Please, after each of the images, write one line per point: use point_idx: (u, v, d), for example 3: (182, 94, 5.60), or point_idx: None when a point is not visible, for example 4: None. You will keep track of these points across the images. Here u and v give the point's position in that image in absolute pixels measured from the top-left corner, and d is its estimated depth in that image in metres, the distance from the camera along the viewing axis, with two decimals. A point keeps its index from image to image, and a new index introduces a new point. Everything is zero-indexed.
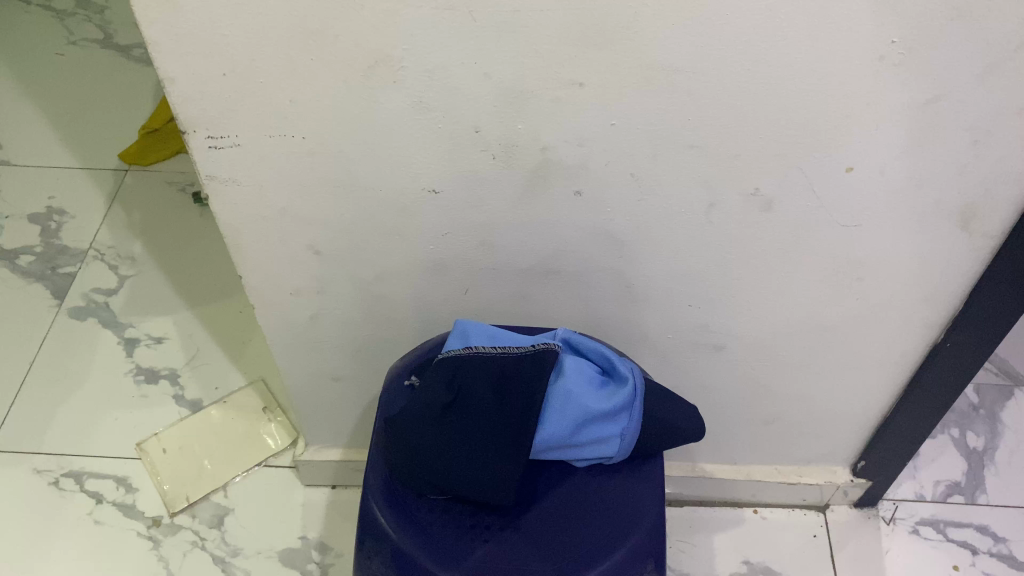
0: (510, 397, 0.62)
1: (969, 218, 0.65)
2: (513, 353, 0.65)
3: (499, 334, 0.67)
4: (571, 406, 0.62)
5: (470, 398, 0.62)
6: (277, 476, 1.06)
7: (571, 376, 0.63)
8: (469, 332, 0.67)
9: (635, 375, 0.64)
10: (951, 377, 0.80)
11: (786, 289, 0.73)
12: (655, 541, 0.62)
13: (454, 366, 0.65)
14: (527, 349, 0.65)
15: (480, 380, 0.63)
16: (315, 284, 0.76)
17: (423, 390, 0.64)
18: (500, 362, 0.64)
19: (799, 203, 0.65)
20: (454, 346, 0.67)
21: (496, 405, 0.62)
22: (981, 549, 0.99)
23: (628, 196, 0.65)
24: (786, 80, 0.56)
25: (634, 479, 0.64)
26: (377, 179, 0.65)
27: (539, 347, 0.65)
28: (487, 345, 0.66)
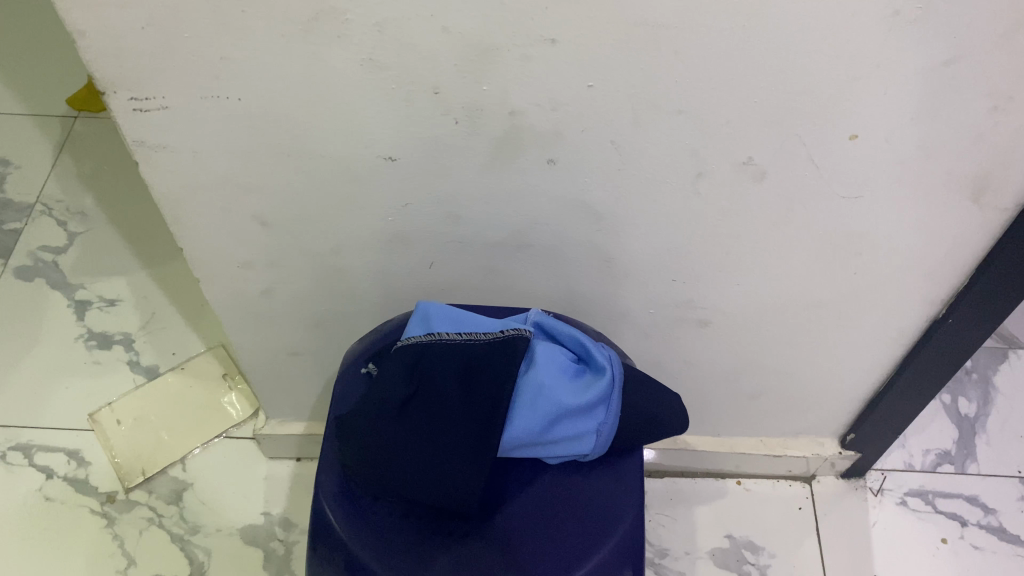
0: (475, 391, 0.56)
1: (982, 189, 0.59)
2: (480, 341, 0.59)
3: (466, 318, 0.61)
4: (542, 400, 0.56)
5: (431, 392, 0.57)
6: (239, 448, 1.01)
7: (543, 367, 0.58)
8: (431, 316, 0.61)
9: (613, 365, 0.59)
10: (949, 354, 0.75)
11: (778, 265, 0.67)
12: (633, 545, 0.57)
13: (416, 355, 0.59)
14: (495, 338, 0.59)
15: (443, 371, 0.58)
16: (264, 258, 0.69)
17: (381, 382, 0.58)
18: (464, 353, 0.58)
19: (797, 173, 0.59)
20: (416, 331, 0.61)
21: (459, 400, 0.56)
22: (970, 521, 0.96)
23: (607, 164, 0.58)
24: (787, 38, 0.49)
25: (610, 476, 0.59)
26: (327, 145, 0.58)
27: (508, 335, 0.59)
28: (451, 331, 0.60)
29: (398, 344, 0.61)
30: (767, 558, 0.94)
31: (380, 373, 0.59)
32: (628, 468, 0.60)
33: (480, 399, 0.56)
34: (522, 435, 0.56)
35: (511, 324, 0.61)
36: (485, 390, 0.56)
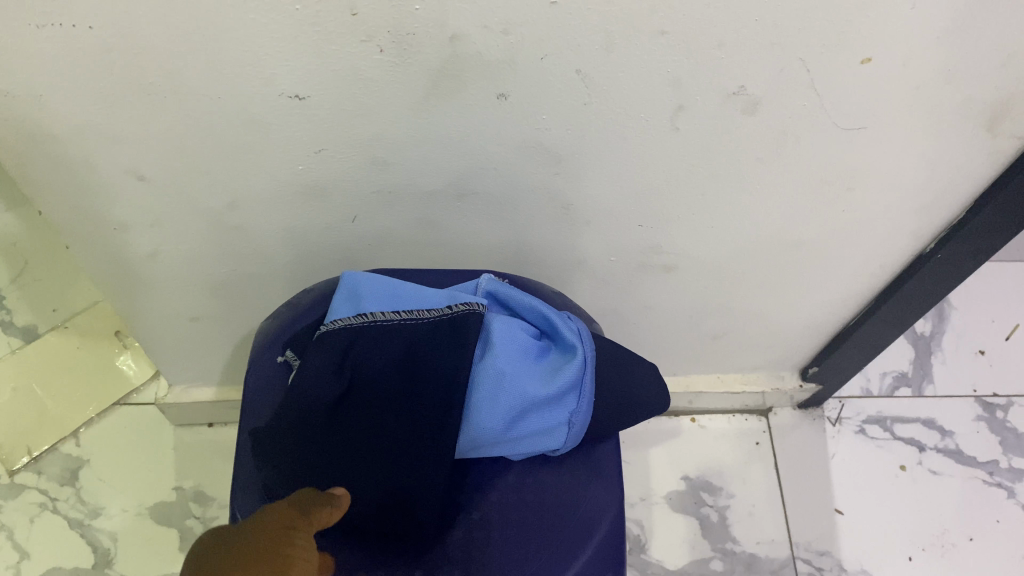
0: (424, 385, 0.48)
1: (1000, 117, 0.51)
2: (422, 320, 0.51)
3: (405, 293, 0.52)
4: (502, 394, 0.48)
5: (369, 388, 0.48)
6: (141, 414, 0.89)
7: (502, 352, 0.49)
8: (361, 292, 0.52)
9: (582, 343, 0.51)
10: (931, 289, 0.69)
11: (758, 205, 0.59)
12: (615, 546, 0.51)
13: (348, 342, 0.50)
14: (442, 316, 0.51)
15: (384, 362, 0.49)
16: (149, 217, 0.57)
17: (305, 376, 0.49)
18: (407, 336, 0.50)
19: (793, 106, 0.49)
20: (346, 311, 0.51)
21: (404, 397, 0.48)
22: (928, 446, 0.93)
23: (571, 98, 0.48)
24: None
25: (580, 472, 0.52)
26: (215, 82, 0.46)
27: (458, 313, 0.50)
28: (389, 311, 0.51)
29: (325, 327, 0.51)
30: (725, 499, 0.90)
31: (303, 365, 0.49)
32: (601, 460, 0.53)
33: (430, 395, 0.48)
34: (482, 436, 0.48)
35: (460, 297, 0.52)
36: (434, 384, 0.48)
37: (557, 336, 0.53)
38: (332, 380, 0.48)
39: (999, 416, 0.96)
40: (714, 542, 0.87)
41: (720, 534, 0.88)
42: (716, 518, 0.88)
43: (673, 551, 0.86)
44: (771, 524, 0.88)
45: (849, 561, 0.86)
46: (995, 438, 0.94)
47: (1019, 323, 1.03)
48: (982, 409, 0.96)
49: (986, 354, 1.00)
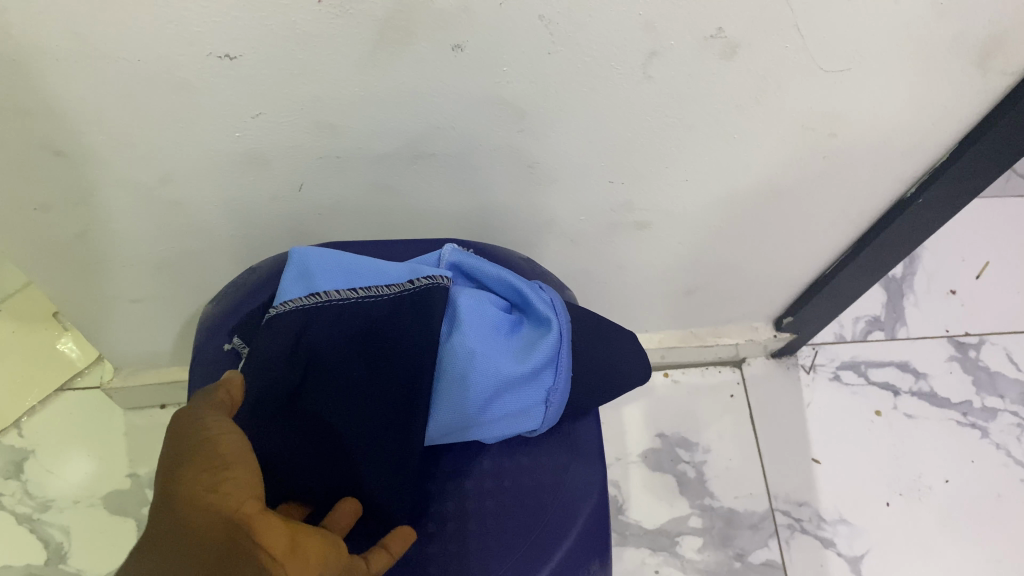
0: (386, 369, 0.45)
1: (991, 52, 0.47)
2: (381, 298, 0.47)
3: (362, 269, 0.48)
4: (473, 373, 0.46)
5: (325, 375, 0.45)
6: (87, 399, 0.84)
7: (471, 328, 0.47)
8: (313, 269, 0.48)
9: (556, 316, 0.49)
10: (911, 235, 0.67)
11: (734, 156, 0.55)
12: (597, 535, 0.50)
13: (301, 325, 0.46)
14: (404, 291, 0.47)
15: (342, 346, 0.46)
16: (72, 195, 0.52)
17: (255, 367, 0.45)
18: (364, 315, 0.46)
19: (775, 47, 0.45)
20: (297, 292, 0.47)
21: (366, 383, 0.45)
22: (902, 389, 0.92)
23: (533, 47, 0.43)
24: None
25: (552, 459, 0.50)
26: (130, 41, 0.40)
27: (421, 287, 0.47)
28: (346, 289, 0.47)
29: (273, 310, 0.47)
30: (701, 454, 0.88)
31: (253, 354, 0.46)
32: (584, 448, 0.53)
33: (394, 379, 0.45)
34: (455, 420, 0.46)
35: (423, 270, 0.48)
36: (398, 367, 0.45)
37: (530, 307, 0.50)
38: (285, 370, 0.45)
39: (972, 355, 0.95)
40: (692, 499, 0.85)
41: (698, 491, 0.86)
42: (693, 475, 0.87)
43: (651, 510, 0.85)
44: (749, 477, 0.87)
45: (827, 510, 0.85)
46: (968, 378, 0.93)
47: (990, 261, 1.02)
48: (954, 349, 0.95)
49: (957, 294, 0.99)
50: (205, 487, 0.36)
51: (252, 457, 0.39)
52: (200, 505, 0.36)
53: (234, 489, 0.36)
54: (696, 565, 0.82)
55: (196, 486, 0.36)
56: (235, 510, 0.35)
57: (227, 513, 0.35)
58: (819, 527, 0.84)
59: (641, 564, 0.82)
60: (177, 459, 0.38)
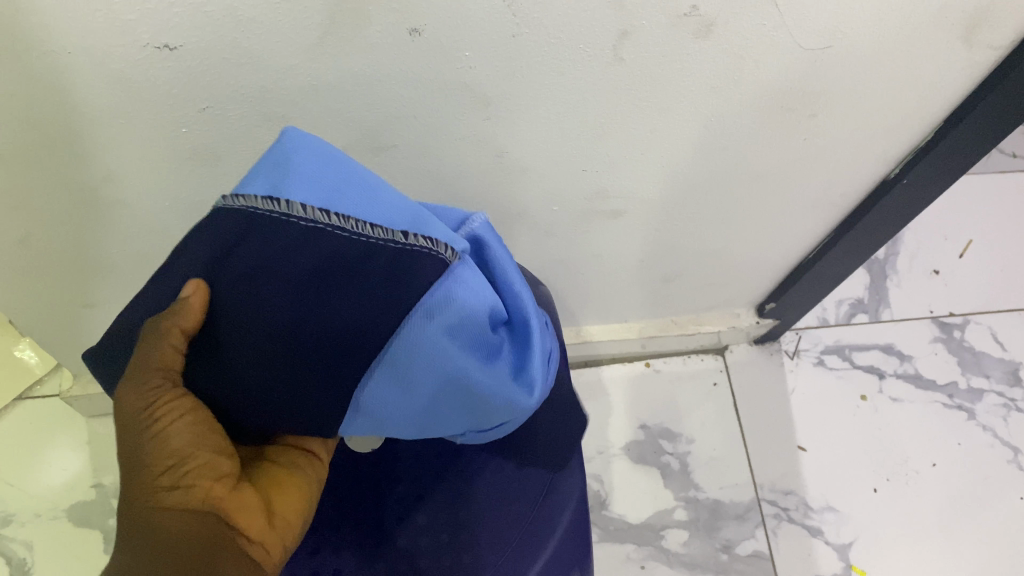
0: (310, 325, 0.36)
1: (976, 25, 0.45)
2: (368, 236, 0.37)
3: (344, 181, 0.38)
4: (421, 374, 0.37)
5: (233, 315, 0.36)
6: (47, 408, 0.81)
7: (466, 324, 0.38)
8: (294, 155, 0.38)
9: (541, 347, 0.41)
10: (894, 217, 0.65)
11: (711, 138, 0.53)
12: (577, 542, 0.52)
13: (240, 231, 0.37)
14: (390, 242, 0.37)
15: (276, 276, 0.36)
16: (11, 198, 0.49)
17: (184, 266, 0.39)
18: (335, 247, 0.36)
19: (752, 25, 0.43)
20: (262, 189, 0.37)
21: (276, 342, 0.36)
22: (887, 372, 0.91)
23: (494, 30, 0.41)
24: None
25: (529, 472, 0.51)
26: (57, 33, 0.37)
27: (415, 249, 0.37)
28: (315, 208, 0.36)
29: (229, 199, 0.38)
30: (685, 445, 0.86)
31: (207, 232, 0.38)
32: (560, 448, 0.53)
33: (314, 343, 0.36)
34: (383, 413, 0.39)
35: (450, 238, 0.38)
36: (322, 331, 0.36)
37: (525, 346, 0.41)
38: (211, 277, 0.37)
39: (956, 336, 0.94)
40: (677, 490, 0.83)
41: (682, 482, 0.84)
42: (676, 466, 0.85)
43: (635, 503, 0.83)
44: (734, 466, 0.85)
45: (814, 498, 0.83)
46: (953, 359, 0.92)
47: (972, 240, 1.01)
48: (938, 330, 0.94)
49: (940, 273, 0.98)
50: (166, 486, 0.38)
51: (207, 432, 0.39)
52: (166, 509, 0.38)
53: (196, 484, 0.38)
54: (681, 558, 0.80)
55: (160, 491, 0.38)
56: (203, 503, 0.38)
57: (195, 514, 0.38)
58: (806, 516, 0.82)
59: (627, 559, 0.80)
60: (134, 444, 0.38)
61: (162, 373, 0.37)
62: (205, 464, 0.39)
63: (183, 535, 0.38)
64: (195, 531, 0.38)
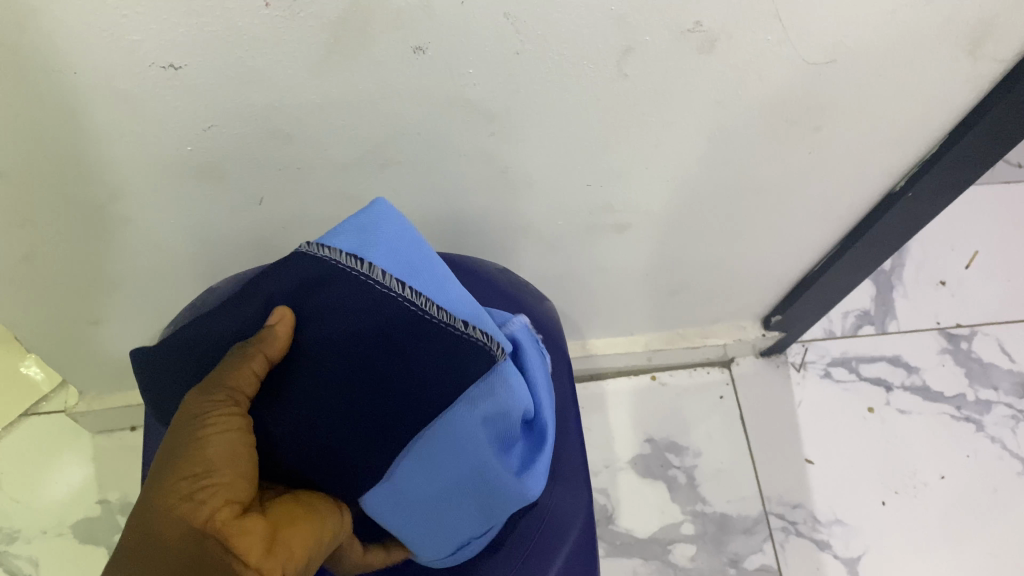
0: (368, 387, 0.42)
1: (980, 38, 0.45)
2: (433, 315, 0.43)
3: (425, 270, 0.44)
4: (450, 445, 0.43)
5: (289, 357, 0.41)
6: (52, 425, 0.81)
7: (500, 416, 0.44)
8: (376, 223, 0.43)
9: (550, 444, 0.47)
10: (900, 229, 0.64)
11: (716, 150, 0.53)
12: (584, 561, 0.51)
13: (320, 278, 0.42)
14: (451, 328, 0.43)
15: (345, 327, 0.42)
16: (17, 217, 0.49)
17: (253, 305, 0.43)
18: (401, 320, 0.42)
19: (755, 40, 0.43)
20: (348, 244, 0.42)
21: (329, 395, 0.41)
22: (895, 384, 0.90)
23: (499, 47, 0.41)
24: None
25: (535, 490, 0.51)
26: (61, 53, 0.37)
27: (473, 339, 0.43)
28: (393, 276, 0.42)
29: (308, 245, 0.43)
30: (692, 458, 0.86)
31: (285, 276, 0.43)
32: (563, 465, 0.54)
33: (362, 406, 0.41)
34: (409, 484, 0.44)
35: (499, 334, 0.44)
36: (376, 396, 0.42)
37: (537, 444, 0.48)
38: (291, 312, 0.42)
39: (963, 347, 0.93)
40: (684, 504, 0.83)
41: (689, 496, 0.84)
42: (683, 480, 0.84)
43: (642, 517, 0.82)
44: (741, 479, 0.84)
45: (822, 511, 0.82)
46: (961, 371, 0.92)
47: (978, 251, 1.00)
48: (946, 341, 0.93)
49: (947, 284, 0.98)
50: (179, 494, 0.35)
51: (239, 457, 0.38)
52: (172, 514, 0.35)
53: (211, 494, 0.35)
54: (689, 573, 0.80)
55: (171, 494, 0.35)
56: (210, 517, 0.35)
57: (198, 526, 0.35)
58: (814, 529, 0.82)
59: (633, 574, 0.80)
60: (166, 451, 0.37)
61: (224, 394, 0.39)
62: (227, 478, 0.36)
63: (181, 547, 0.35)
64: (196, 545, 0.35)
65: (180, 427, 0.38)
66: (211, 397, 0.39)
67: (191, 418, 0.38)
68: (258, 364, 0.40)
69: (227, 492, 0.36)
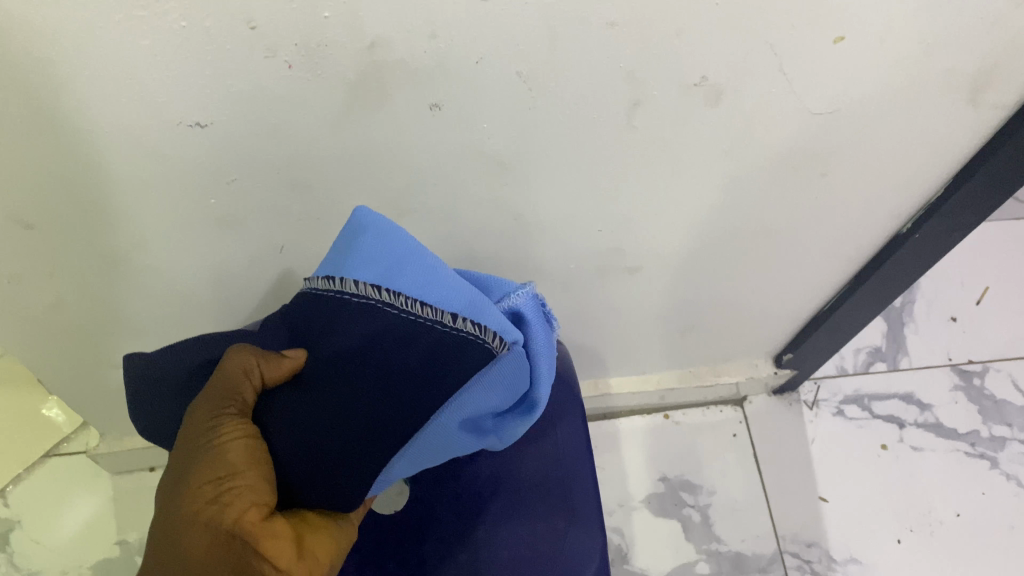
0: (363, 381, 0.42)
1: (981, 88, 0.46)
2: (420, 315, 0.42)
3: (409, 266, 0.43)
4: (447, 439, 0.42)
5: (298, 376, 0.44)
6: (73, 465, 0.82)
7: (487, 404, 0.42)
8: (363, 236, 0.44)
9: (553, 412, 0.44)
10: (908, 269, 0.65)
11: (725, 194, 0.54)
12: None
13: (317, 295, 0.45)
14: (439, 324, 0.42)
15: (339, 339, 0.43)
16: (47, 267, 0.50)
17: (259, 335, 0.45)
18: (387, 323, 0.42)
19: (760, 92, 0.44)
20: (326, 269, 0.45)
21: (327, 398, 0.42)
22: (908, 422, 0.90)
23: (512, 102, 0.42)
24: None
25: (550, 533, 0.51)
26: (93, 113, 0.39)
27: (461, 331, 0.42)
28: (369, 283, 0.43)
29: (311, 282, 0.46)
30: (706, 497, 0.86)
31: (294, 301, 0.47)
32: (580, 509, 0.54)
33: (355, 408, 0.41)
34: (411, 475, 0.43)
35: (504, 325, 0.42)
36: (371, 388, 0.42)
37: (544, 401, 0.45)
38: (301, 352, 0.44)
39: (976, 384, 0.93)
40: (699, 543, 0.83)
41: (704, 534, 0.84)
42: (698, 518, 0.85)
43: (656, 557, 0.83)
44: (756, 517, 0.84)
45: (837, 550, 0.82)
46: (973, 407, 0.92)
47: (988, 287, 1.01)
48: (958, 378, 0.94)
49: (958, 320, 0.98)
50: (207, 499, 0.40)
51: (256, 459, 0.42)
52: (201, 520, 0.40)
53: (234, 498, 0.40)
54: None
55: (199, 499, 0.40)
56: (235, 522, 0.39)
57: (225, 529, 0.39)
58: (830, 568, 0.81)
59: None
60: (188, 457, 0.41)
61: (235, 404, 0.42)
62: (249, 482, 0.40)
63: (212, 549, 0.39)
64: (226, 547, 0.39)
65: (194, 440, 0.42)
66: (222, 409, 0.42)
67: (207, 430, 0.42)
68: (253, 382, 0.43)
69: (249, 497, 0.40)
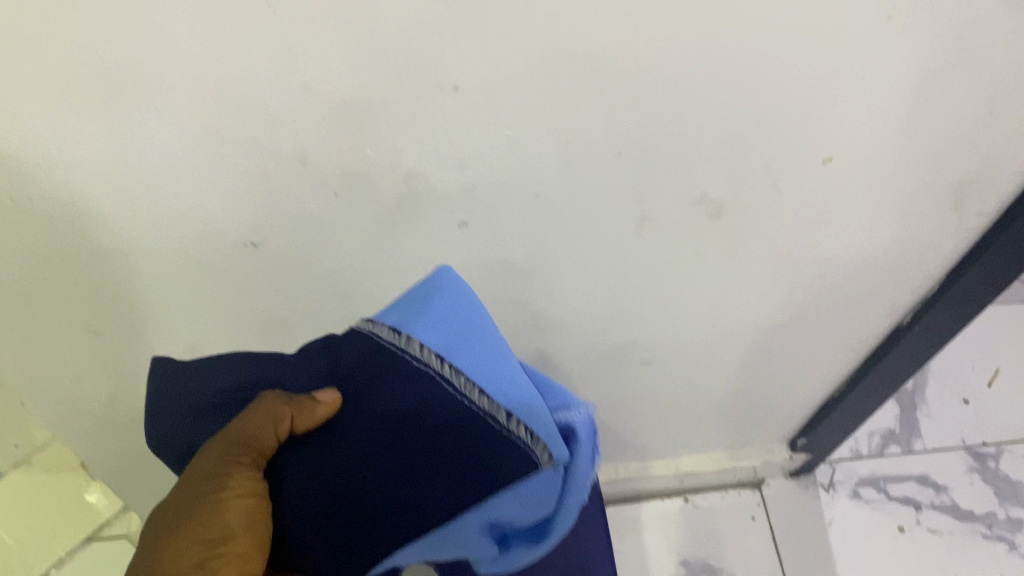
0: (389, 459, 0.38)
1: (963, 199, 0.50)
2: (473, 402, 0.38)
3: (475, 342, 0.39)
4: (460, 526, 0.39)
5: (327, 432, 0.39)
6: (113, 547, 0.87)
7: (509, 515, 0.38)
8: (431, 299, 0.40)
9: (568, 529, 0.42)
10: (911, 359, 0.68)
11: (729, 294, 0.58)
12: None
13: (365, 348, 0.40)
14: (491, 416, 0.38)
15: (380, 403, 0.39)
16: (108, 367, 0.55)
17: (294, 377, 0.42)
18: (438, 405, 0.38)
19: (757, 207, 0.49)
20: (392, 318, 0.40)
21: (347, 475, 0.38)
22: (924, 504, 0.92)
23: (532, 220, 0.47)
24: (741, 70, 0.39)
25: None
26: (161, 234, 0.44)
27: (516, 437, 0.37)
28: (432, 350, 0.39)
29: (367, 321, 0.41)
30: None
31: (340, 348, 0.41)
32: None
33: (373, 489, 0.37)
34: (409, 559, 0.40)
35: (556, 437, 0.38)
36: (400, 470, 0.37)
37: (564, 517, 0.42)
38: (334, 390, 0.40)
39: (991, 466, 0.95)
40: None
41: None
42: None
43: None
44: None
45: None
46: (989, 489, 0.93)
47: (999, 368, 1.03)
48: (972, 460, 0.95)
49: (970, 402, 1.00)
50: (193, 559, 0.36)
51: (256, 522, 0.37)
52: None
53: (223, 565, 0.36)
54: None
55: (184, 559, 0.36)
56: None
57: None
58: None
59: None
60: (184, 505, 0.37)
61: (251, 455, 0.37)
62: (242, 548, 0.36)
63: None
64: None
65: (197, 489, 0.37)
66: (234, 458, 0.37)
67: (209, 481, 0.36)
68: (280, 431, 0.37)
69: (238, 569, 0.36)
